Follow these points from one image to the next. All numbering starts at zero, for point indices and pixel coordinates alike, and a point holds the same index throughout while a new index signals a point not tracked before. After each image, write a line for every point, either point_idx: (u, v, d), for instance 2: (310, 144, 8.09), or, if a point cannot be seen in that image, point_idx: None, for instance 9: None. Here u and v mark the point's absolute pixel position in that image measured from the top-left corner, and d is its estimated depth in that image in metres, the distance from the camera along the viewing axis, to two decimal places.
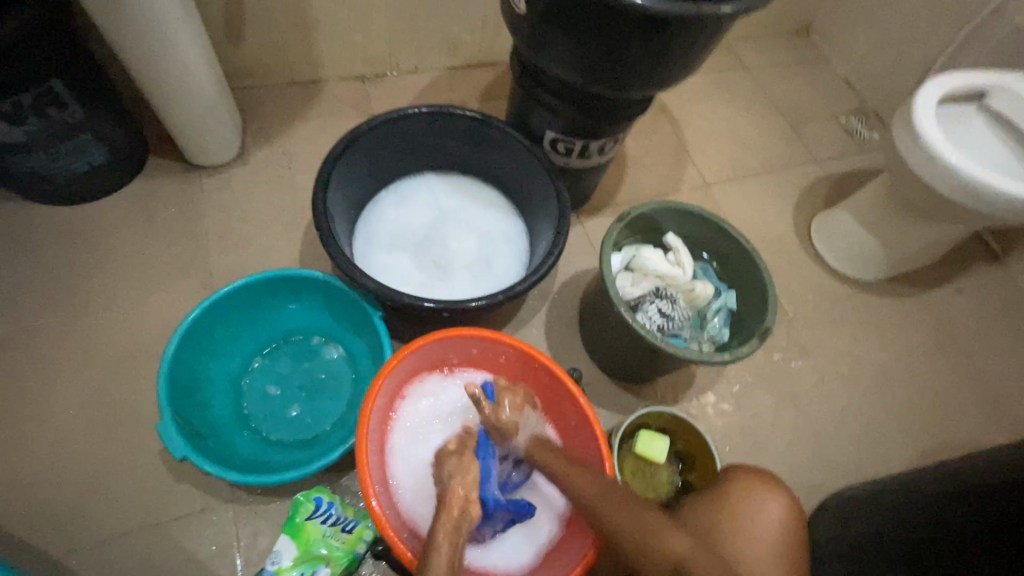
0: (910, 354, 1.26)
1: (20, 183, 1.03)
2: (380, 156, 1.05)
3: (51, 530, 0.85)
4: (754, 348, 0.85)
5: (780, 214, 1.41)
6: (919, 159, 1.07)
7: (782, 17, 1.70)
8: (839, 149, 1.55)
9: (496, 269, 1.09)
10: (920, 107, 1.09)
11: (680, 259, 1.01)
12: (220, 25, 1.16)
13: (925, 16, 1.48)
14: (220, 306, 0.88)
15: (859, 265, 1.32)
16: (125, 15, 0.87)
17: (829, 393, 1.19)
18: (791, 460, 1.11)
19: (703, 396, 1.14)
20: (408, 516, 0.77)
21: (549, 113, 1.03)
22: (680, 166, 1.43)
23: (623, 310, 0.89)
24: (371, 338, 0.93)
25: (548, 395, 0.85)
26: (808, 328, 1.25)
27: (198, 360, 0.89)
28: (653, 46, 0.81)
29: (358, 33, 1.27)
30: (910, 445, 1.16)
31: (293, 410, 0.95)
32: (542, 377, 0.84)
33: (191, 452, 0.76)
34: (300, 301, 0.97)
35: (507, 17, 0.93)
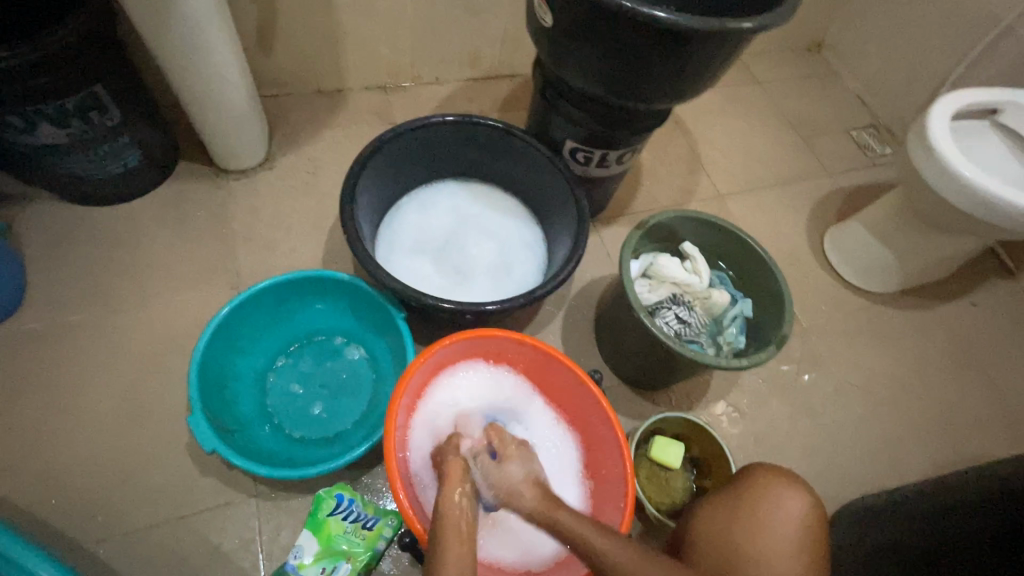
0: (924, 366, 1.26)
1: (56, 184, 1.07)
2: (405, 163, 1.08)
3: (80, 519, 0.87)
4: (771, 355, 0.87)
5: (794, 226, 1.43)
6: (933, 172, 1.09)
7: (794, 33, 1.73)
8: (851, 162, 1.57)
9: (515, 275, 1.11)
10: (935, 122, 1.11)
11: (697, 267, 1.03)
12: (252, 36, 1.21)
13: (937, 33, 1.51)
14: (250, 304, 0.91)
15: (872, 277, 1.33)
16: (167, 26, 0.91)
17: (843, 404, 1.19)
18: (806, 470, 1.11)
19: (717, 404, 1.15)
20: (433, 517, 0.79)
21: (570, 123, 1.06)
22: (694, 177, 1.46)
23: (643, 316, 0.91)
24: (393, 339, 0.95)
25: (570, 397, 0.87)
26: (822, 339, 1.26)
27: (226, 356, 0.91)
28: (675, 60, 0.84)
29: (383, 45, 1.31)
30: (925, 457, 1.16)
31: (316, 409, 0.97)
32: (565, 380, 0.86)
33: (220, 446, 0.78)
34: (325, 302, 0.99)
35: (532, 30, 0.96)
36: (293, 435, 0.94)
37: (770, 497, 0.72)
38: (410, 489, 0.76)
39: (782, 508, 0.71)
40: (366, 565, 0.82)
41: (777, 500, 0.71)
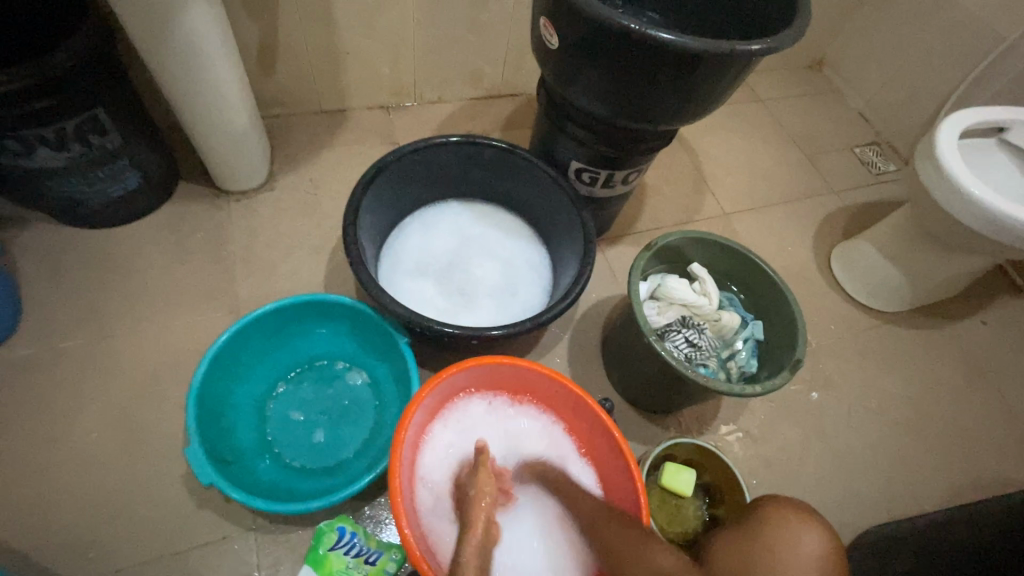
0: (937, 387, 1.24)
1: (54, 207, 1.05)
2: (408, 184, 1.07)
3: (70, 557, 0.83)
4: (786, 380, 0.85)
5: (800, 244, 1.41)
6: (943, 190, 1.07)
7: (794, 51, 1.74)
8: (856, 179, 1.56)
9: (520, 296, 1.09)
10: (943, 140, 1.10)
11: (706, 289, 1.00)
12: (254, 57, 1.20)
13: (938, 51, 1.51)
14: (249, 330, 0.89)
15: (881, 296, 1.31)
16: (169, 47, 0.90)
17: (856, 426, 1.17)
18: (820, 496, 1.08)
19: (729, 428, 1.12)
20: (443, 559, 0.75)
21: (575, 143, 1.05)
22: (698, 195, 1.45)
23: (652, 339, 0.89)
24: (397, 366, 0.93)
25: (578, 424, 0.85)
26: (833, 359, 1.24)
27: (224, 384, 0.89)
28: (682, 81, 0.83)
29: (386, 64, 1.31)
30: (942, 482, 1.13)
31: (317, 436, 0.94)
32: (573, 405, 0.83)
33: (218, 479, 0.75)
34: (326, 326, 0.97)
35: (537, 52, 0.95)
36: (294, 464, 0.91)
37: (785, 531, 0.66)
38: (416, 527, 0.73)
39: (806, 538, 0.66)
40: None
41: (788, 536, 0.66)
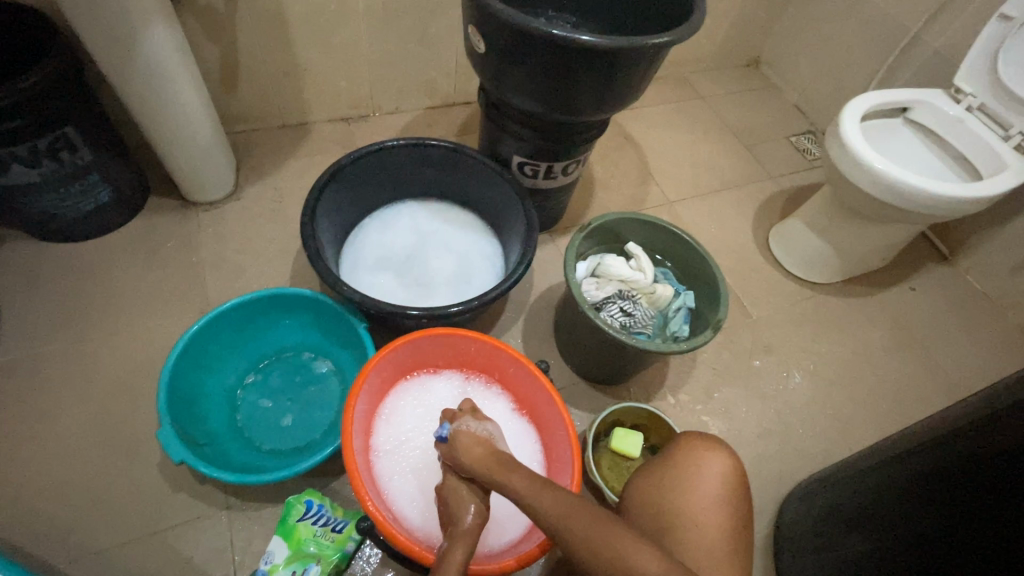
0: (868, 349, 1.34)
1: (29, 223, 1.12)
2: (363, 185, 1.15)
3: (52, 542, 0.88)
4: (709, 337, 0.93)
5: (740, 226, 1.52)
6: (850, 165, 1.18)
7: (730, 52, 1.88)
8: (791, 165, 1.68)
9: (474, 283, 1.17)
10: (850, 121, 1.21)
11: (642, 265, 1.09)
12: (218, 77, 1.29)
13: (856, 45, 1.65)
14: (218, 322, 0.96)
15: (815, 269, 1.42)
16: (132, 66, 0.98)
17: (794, 388, 1.26)
18: (762, 452, 1.17)
19: (675, 395, 1.20)
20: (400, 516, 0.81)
21: (515, 139, 1.14)
22: (644, 186, 1.55)
23: (588, 309, 0.97)
24: (357, 349, 1.00)
25: (522, 388, 0.92)
26: (771, 328, 1.34)
27: (195, 374, 0.95)
28: (598, 74, 0.93)
29: (342, 78, 1.40)
30: (874, 433, 1.23)
31: (286, 420, 1.01)
32: (513, 371, 0.91)
33: (187, 457, 0.81)
34: (291, 318, 1.04)
35: (471, 58, 1.05)
36: (264, 446, 0.97)
37: (691, 458, 0.76)
38: (372, 487, 0.79)
39: (710, 459, 0.75)
40: (336, 566, 0.85)
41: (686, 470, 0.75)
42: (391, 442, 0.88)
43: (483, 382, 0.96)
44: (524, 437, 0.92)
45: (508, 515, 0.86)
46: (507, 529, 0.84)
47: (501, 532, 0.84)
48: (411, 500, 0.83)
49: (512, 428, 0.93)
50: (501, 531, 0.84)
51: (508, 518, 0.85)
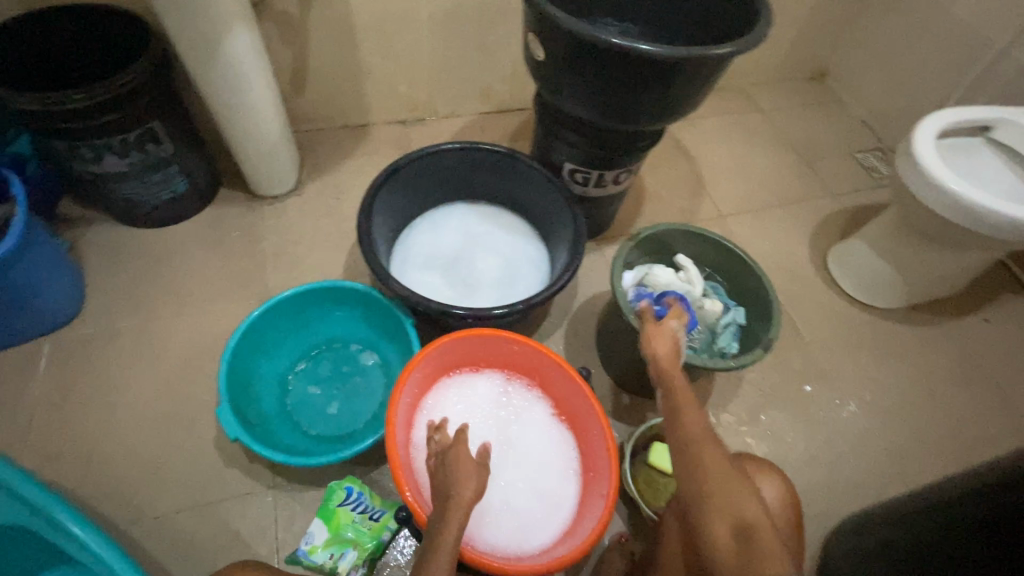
0: (933, 380, 1.26)
1: (115, 208, 1.21)
2: (417, 186, 1.19)
3: (117, 504, 0.95)
4: (759, 356, 0.91)
5: (796, 243, 1.46)
6: (921, 185, 1.12)
7: (794, 64, 1.82)
8: (855, 184, 1.61)
9: (519, 287, 1.18)
10: (923, 138, 1.15)
11: (690, 277, 1.06)
12: (288, 79, 1.36)
13: (933, 59, 1.56)
14: (276, 309, 1.01)
15: (876, 292, 1.35)
16: (214, 66, 1.05)
17: (848, 416, 1.19)
18: (809, 480, 1.12)
19: (719, 413, 1.17)
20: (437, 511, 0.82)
21: (568, 146, 1.15)
22: (696, 199, 1.52)
23: (633, 319, 0.96)
24: (404, 344, 1.03)
25: (563, 394, 0.92)
26: (825, 351, 1.28)
27: (252, 357, 1.01)
28: (656, 84, 0.93)
29: (402, 82, 1.45)
30: (935, 471, 1.15)
31: (332, 407, 1.05)
32: (554, 377, 0.92)
33: (242, 436, 0.86)
34: (341, 310, 1.08)
35: (529, 65, 1.06)
36: (310, 431, 1.02)
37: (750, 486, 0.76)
38: (412, 479, 0.81)
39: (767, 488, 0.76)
40: (371, 553, 0.87)
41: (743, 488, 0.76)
42: None
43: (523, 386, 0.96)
44: (563, 444, 0.92)
45: (543, 521, 0.85)
46: (542, 534, 0.84)
47: (537, 536, 0.83)
48: None
49: (551, 433, 0.93)
50: (537, 535, 0.83)
51: (544, 524, 0.85)
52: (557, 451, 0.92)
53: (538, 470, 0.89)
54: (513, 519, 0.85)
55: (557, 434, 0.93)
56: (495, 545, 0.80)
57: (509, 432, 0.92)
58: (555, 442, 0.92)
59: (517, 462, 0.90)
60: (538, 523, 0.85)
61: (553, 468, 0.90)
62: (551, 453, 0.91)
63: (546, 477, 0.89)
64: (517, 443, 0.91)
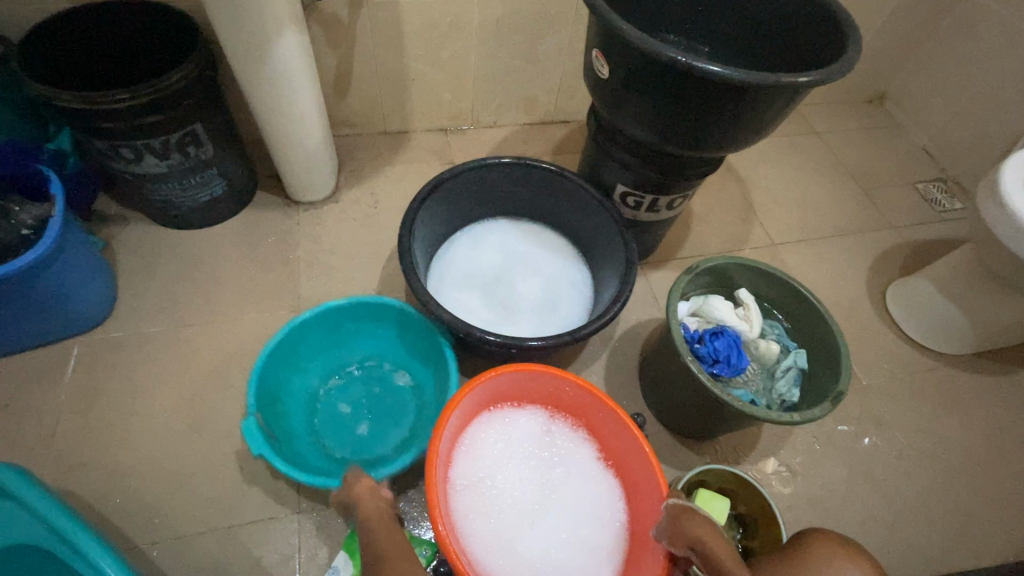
0: (1001, 437, 1.16)
1: (151, 208, 1.19)
2: (460, 201, 1.14)
3: (138, 521, 0.92)
4: (825, 412, 0.83)
5: (852, 278, 1.38)
6: (1005, 226, 1.03)
7: (853, 86, 1.73)
8: (916, 216, 1.51)
9: (561, 312, 1.13)
10: (1009, 176, 1.06)
11: (749, 316, 1.00)
12: (331, 82, 1.33)
13: (1010, 87, 1.46)
14: (314, 321, 0.97)
15: (940, 337, 1.25)
16: (259, 69, 1.01)
17: (907, 472, 1.11)
18: (865, 540, 1.03)
19: (768, 460, 1.09)
20: (472, 557, 0.77)
21: (622, 168, 1.09)
22: (746, 225, 1.45)
23: (688, 359, 0.89)
24: (439, 367, 0.98)
25: (612, 439, 0.86)
26: (884, 397, 1.19)
27: (281, 371, 0.97)
28: (729, 109, 0.86)
29: (446, 90, 1.41)
30: (1003, 539, 1.06)
31: (359, 429, 1.00)
32: (604, 419, 0.86)
33: (268, 455, 0.81)
34: (383, 328, 1.04)
35: (588, 81, 1.00)
36: (334, 453, 0.97)
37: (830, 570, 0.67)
38: (448, 520, 0.75)
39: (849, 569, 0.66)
40: None
41: (842, 570, 0.66)
42: (470, 475, 0.84)
43: (568, 426, 0.90)
44: (608, 494, 0.85)
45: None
46: None
47: None
48: (484, 541, 0.79)
49: (594, 479, 0.87)
50: None
51: None
52: (601, 500, 0.85)
53: (580, 522, 0.83)
54: (552, 574, 0.78)
55: (601, 481, 0.86)
56: None
57: (551, 476, 0.86)
58: (599, 491, 0.86)
59: (558, 510, 0.84)
60: None
61: (597, 520, 0.83)
62: (594, 503, 0.85)
63: (587, 530, 0.82)
64: (558, 489, 0.85)
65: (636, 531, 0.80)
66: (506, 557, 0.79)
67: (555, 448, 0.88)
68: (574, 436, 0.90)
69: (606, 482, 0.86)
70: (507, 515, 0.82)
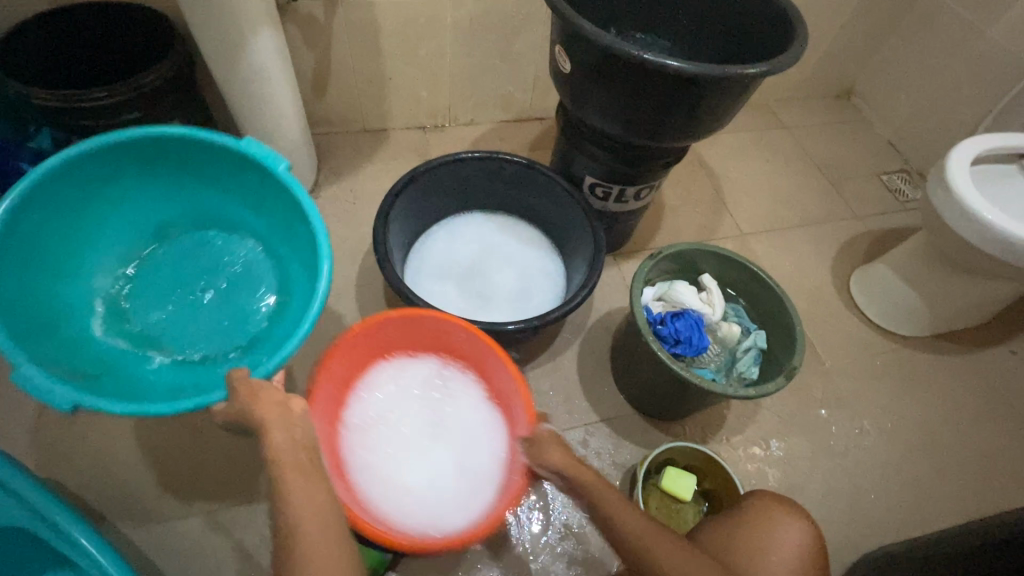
0: (958, 413, 1.22)
1: None
2: (435, 194, 1.18)
3: (120, 508, 0.94)
4: (780, 386, 0.88)
5: (818, 266, 1.43)
6: (953, 212, 1.08)
7: (819, 81, 1.79)
8: (880, 206, 1.57)
9: (534, 301, 1.16)
10: (957, 164, 1.11)
11: (712, 300, 1.05)
12: (309, 81, 1.36)
13: (966, 81, 1.52)
14: (33, 211, 0.78)
15: (900, 319, 1.31)
16: (236, 68, 1.04)
17: (868, 448, 1.16)
18: (827, 512, 1.08)
19: (735, 439, 1.14)
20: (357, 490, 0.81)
21: (590, 160, 1.13)
22: (717, 216, 1.49)
23: (650, 338, 0.93)
24: (286, 215, 0.88)
25: (496, 381, 0.90)
26: (846, 378, 1.24)
27: (33, 286, 0.79)
28: (685, 100, 0.90)
29: (423, 88, 1.44)
30: (958, 509, 1.11)
31: (204, 306, 0.93)
32: (489, 361, 0.89)
33: (82, 397, 0.65)
34: (145, 179, 0.90)
35: (554, 76, 1.05)
36: (187, 351, 0.89)
37: (772, 523, 0.74)
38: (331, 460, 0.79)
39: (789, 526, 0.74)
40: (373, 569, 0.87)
41: (782, 526, 0.73)
42: (362, 419, 0.88)
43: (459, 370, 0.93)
44: (493, 431, 0.89)
45: (464, 507, 0.83)
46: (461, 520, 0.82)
47: (457, 522, 0.81)
48: (372, 477, 0.84)
49: (482, 418, 0.91)
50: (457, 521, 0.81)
51: (464, 510, 0.83)
52: (487, 437, 0.89)
53: (466, 458, 0.87)
54: (434, 505, 0.83)
55: (488, 420, 0.90)
56: (409, 529, 0.79)
57: (441, 416, 0.90)
58: (485, 428, 0.90)
59: (445, 447, 0.88)
60: (457, 509, 0.83)
61: (481, 455, 0.88)
62: (481, 439, 0.89)
63: (472, 465, 0.87)
64: (445, 427, 0.90)
65: (512, 462, 0.85)
66: (394, 489, 0.84)
67: (445, 391, 0.92)
68: (465, 380, 0.93)
69: (491, 421, 0.90)
70: (395, 454, 0.86)
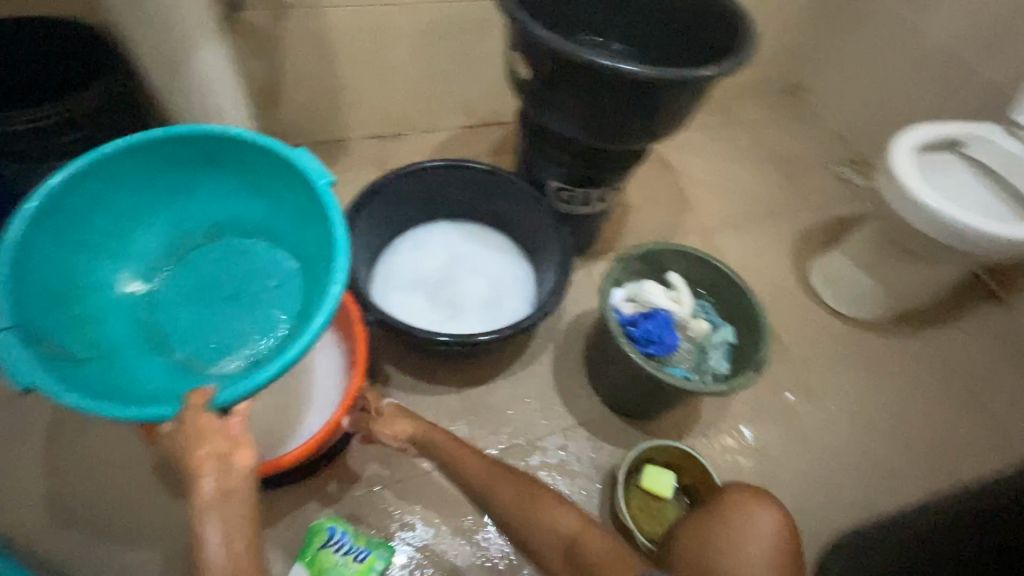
0: (915, 392, 1.27)
1: None
2: (399, 205, 1.15)
3: None
4: (751, 379, 0.90)
5: (779, 257, 1.47)
6: (900, 200, 1.13)
7: (770, 77, 1.84)
8: (833, 196, 1.63)
9: (506, 308, 1.16)
10: (901, 155, 1.16)
11: (680, 298, 1.06)
12: (259, 95, 1.31)
13: (905, 74, 1.59)
14: (93, 183, 0.76)
15: (858, 305, 1.36)
16: (179, 85, 0.99)
17: (835, 432, 1.20)
18: (801, 499, 1.11)
19: (710, 433, 1.16)
20: None
21: (552, 164, 1.13)
22: (680, 213, 1.52)
23: (623, 340, 0.94)
24: (318, 234, 0.80)
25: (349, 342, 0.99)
26: (811, 365, 1.28)
27: (64, 261, 0.77)
28: (643, 103, 0.91)
29: (380, 97, 1.41)
30: (921, 484, 1.16)
31: (229, 321, 0.87)
32: (348, 324, 0.98)
33: (40, 379, 0.60)
34: (207, 179, 0.86)
35: (512, 82, 1.04)
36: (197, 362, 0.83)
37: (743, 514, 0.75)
38: None
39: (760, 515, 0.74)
40: None
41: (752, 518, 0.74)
42: None
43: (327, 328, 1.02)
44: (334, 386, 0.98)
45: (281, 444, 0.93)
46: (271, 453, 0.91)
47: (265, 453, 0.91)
48: None
49: (333, 374, 0.99)
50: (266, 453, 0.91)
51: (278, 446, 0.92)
52: (328, 390, 0.98)
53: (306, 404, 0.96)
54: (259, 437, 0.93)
55: (337, 377, 0.99)
56: None
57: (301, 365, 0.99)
58: (330, 383, 0.98)
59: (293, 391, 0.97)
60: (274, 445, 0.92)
61: (317, 406, 0.96)
62: (324, 392, 0.97)
63: (309, 411, 0.96)
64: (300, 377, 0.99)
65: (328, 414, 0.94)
66: None
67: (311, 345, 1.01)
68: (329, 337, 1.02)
69: (335, 377, 0.99)
70: None
